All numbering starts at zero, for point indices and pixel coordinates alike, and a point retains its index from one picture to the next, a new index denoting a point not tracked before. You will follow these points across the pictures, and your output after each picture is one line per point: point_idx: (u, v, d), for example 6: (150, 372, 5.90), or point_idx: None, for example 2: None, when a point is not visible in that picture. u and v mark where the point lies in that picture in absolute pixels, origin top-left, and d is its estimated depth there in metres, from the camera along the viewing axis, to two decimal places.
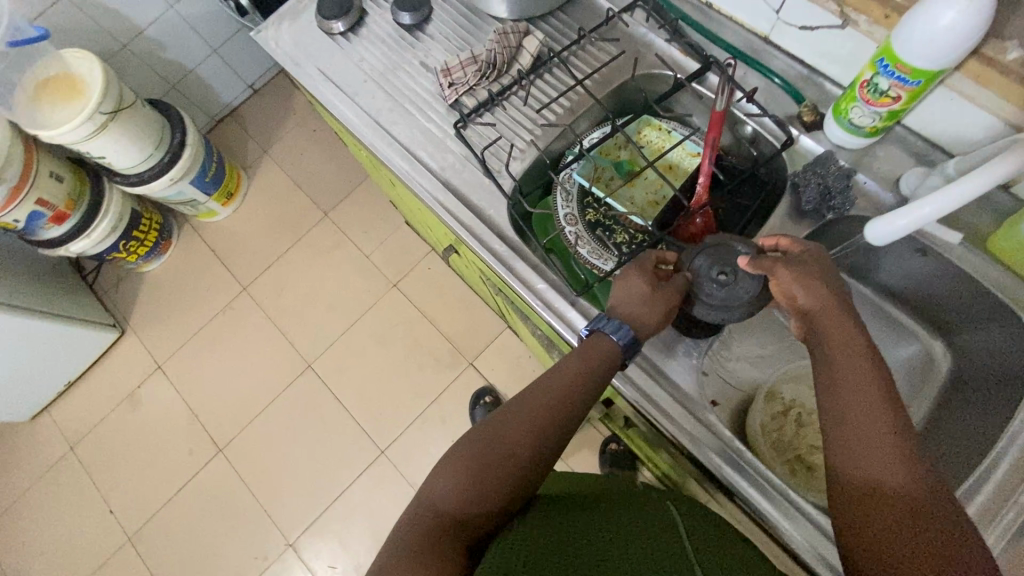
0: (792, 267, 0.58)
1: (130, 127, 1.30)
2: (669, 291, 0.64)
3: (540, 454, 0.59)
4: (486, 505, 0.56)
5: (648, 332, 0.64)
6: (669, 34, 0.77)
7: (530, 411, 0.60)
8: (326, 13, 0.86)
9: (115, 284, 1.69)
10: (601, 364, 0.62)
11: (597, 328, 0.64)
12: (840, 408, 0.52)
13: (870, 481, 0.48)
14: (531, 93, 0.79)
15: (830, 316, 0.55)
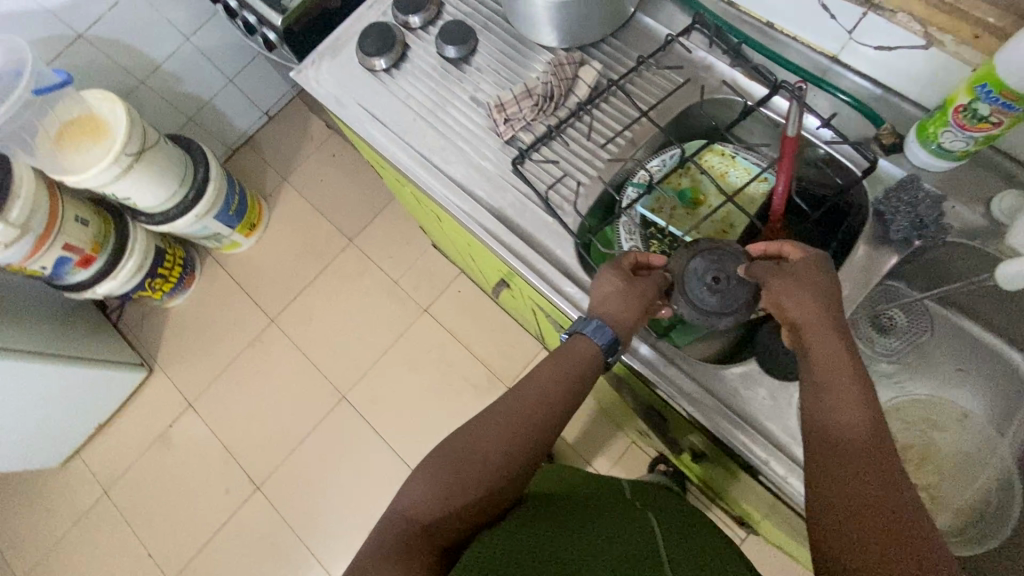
0: (781, 280, 0.57)
1: (154, 167, 1.27)
2: (646, 290, 0.64)
3: (520, 467, 0.60)
4: (459, 514, 0.58)
5: (627, 333, 0.64)
6: (732, 58, 0.74)
7: (511, 423, 0.61)
8: (368, 49, 0.82)
9: (139, 322, 1.67)
10: (581, 369, 0.63)
11: (576, 329, 0.65)
12: (825, 401, 0.52)
13: (847, 470, 0.47)
14: (589, 124, 0.76)
15: (818, 322, 0.54)
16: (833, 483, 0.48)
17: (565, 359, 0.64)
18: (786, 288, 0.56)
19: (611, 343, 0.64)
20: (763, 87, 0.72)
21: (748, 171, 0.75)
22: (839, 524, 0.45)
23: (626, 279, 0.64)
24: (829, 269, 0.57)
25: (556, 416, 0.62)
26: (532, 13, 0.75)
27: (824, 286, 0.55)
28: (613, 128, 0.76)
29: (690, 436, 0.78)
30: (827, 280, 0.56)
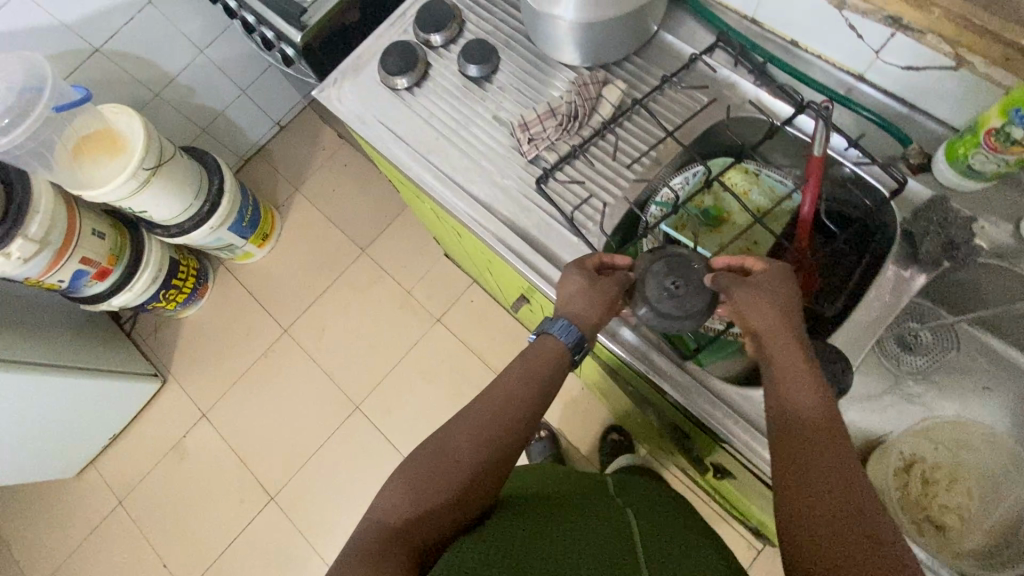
0: (741, 293, 0.58)
1: (169, 180, 1.28)
2: (608, 292, 0.65)
3: (494, 468, 0.61)
4: (438, 513, 0.58)
5: (591, 332, 0.66)
6: (757, 77, 0.74)
7: (485, 423, 0.63)
8: (390, 68, 0.83)
9: (153, 332, 1.67)
10: (547, 369, 0.65)
11: (544, 330, 0.67)
12: (788, 410, 0.53)
13: (809, 475, 0.49)
14: (613, 143, 0.76)
15: (778, 330, 0.56)
16: (796, 486, 0.49)
17: (534, 360, 0.66)
18: (747, 299, 0.58)
19: (578, 343, 0.66)
20: (788, 106, 0.72)
21: (772, 188, 0.75)
22: (803, 530, 0.46)
23: (590, 281, 0.65)
24: (790, 285, 0.58)
25: (528, 417, 0.64)
26: (556, 33, 0.75)
27: (782, 300, 0.57)
28: (637, 147, 0.76)
29: (718, 456, 0.78)
30: (786, 294, 0.58)
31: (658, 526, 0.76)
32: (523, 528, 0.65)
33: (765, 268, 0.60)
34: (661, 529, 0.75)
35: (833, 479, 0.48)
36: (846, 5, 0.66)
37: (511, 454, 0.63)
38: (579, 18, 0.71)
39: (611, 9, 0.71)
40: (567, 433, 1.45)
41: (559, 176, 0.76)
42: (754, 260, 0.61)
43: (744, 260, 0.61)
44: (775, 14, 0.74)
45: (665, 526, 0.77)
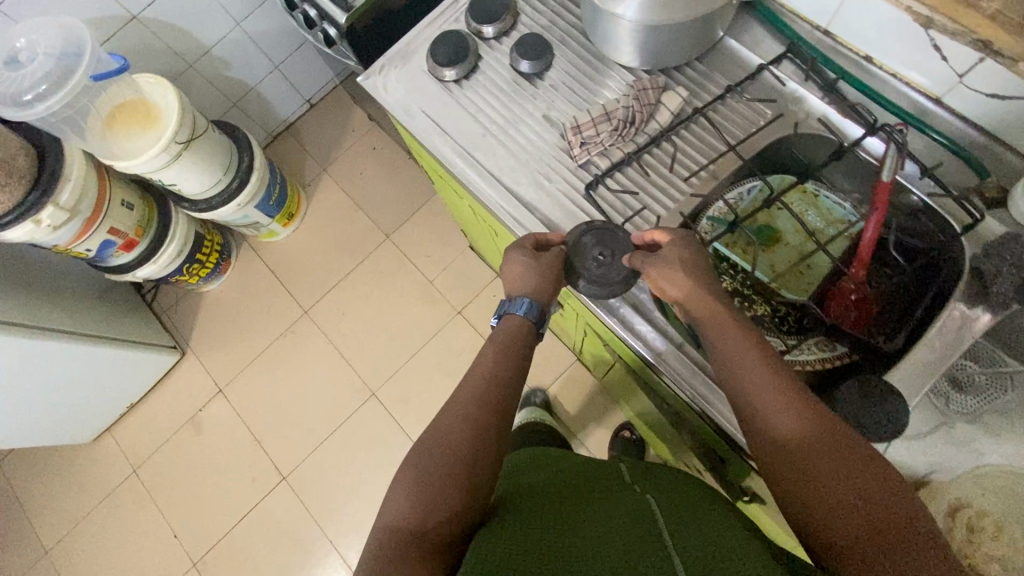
0: (658, 264, 0.65)
1: (199, 155, 1.26)
2: (553, 265, 0.69)
3: (480, 455, 0.60)
4: (451, 500, 0.57)
5: (548, 304, 0.69)
6: (825, 92, 0.71)
7: (462, 416, 0.62)
8: (440, 59, 0.80)
9: (173, 304, 1.67)
10: (517, 341, 0.68)
11: (503, 313, 0.70)
12: (734, 367, 0.59)
13: (790, 436, 0.54)
14: (667, 152, 0.73)
15: (698, 295, 0.62)
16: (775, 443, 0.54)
17: (501, 346, 0.67)
18: (673, 284, 0.64)
19: (539, 316, 0.69)
20: (858, 127, 0.69)
21: (830, 210, 0.72)
22: (802, 475, 0.52)
23: (533, 258, 0.69)
24: (694, 247, 0.65)
25: (500, 401, 0.63)
26: (616, 32, 0.72)
27: (690, 262, 0.64)
28: (693, 157, 0.72)
29: (751, 482, 0.77)
30: (696, 257, 0.65)
31: (683, 487, 0.70)
32: (531, 517, 0.62)
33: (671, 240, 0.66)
34: (690, 490, 0.69)
35: (817, 452, 0.52)
36: (934, 24, 0.62)
37: (493, 440, 0.61)
38: (645, 21, 0.68)
39: (679, 12, 0.67)
40: (581, 435, 1.44)
41: (610, 184, 0.73)
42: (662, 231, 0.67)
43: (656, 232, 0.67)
44: (851, 27, 0.70)
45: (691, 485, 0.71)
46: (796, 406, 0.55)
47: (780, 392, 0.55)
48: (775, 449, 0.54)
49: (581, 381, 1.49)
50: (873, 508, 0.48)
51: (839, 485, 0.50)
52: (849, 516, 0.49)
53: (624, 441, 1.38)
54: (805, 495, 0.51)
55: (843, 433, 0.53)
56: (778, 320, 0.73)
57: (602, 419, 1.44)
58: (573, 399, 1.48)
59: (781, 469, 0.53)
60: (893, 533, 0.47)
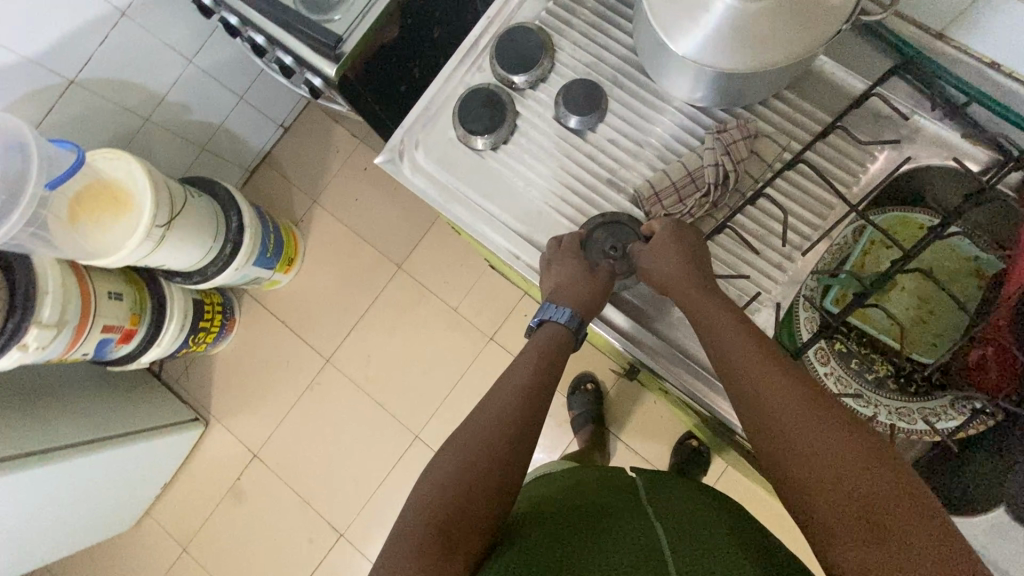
0: (695, 302, 0.57)
1: (184, 231, 1.11)
2: (603, 279, 0.62)
3: (507, 484, 0.53)
4: (482, 502, 0.52)
5: (592, 313, 0.62)
6: (948, 115, 0.59)
7: (484, 431, 0.56)
8: (472, 126, 0.67)
9: (184, 373, 1.57)
10: (553, 352, 0.62)
11: (541, 322, 0.64)
12: (719, 343, 0.55)
13: (771, 407, 0.50)
14: (764, 211, 0.62)
15: (679, 281, 0.58)
16: (757, 414, 0.50)
17: (535, 358, 0.61)
18: (662, 271, 0.59)
19: (578, 325, 0.63)
20: (993, 158, 0.58)
21: (957, 248, 0.64)
22: (785, 446, 0.48)
23: (564, 259, 0.62)
24: (685, 240, 0.60)
25: (531, 424, 0.57)
26: (689, 75, 0.60)
27: (678, 249, 0.59)
28: (795, 213, 0.62)
29: None
30: (690, 247, 0.60)
31: (703, 510, 0.62)
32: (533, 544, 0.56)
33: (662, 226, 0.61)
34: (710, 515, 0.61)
35: (804, 422, 0.48)
36: None
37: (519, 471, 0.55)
38: (730, 66, 0.56)
39: (778, 50, 0.54)
40: (641, 448, 1.39)
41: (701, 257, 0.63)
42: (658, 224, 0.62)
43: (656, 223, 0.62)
44: (978, 28, 0.57)
45: (709, 506, 0.63)
46: (788, 381, 0.50)
47: (769, 365, 0.52)
48: (758, 422, 0.50)
49: (632, 393, 1.42)
50: (865, 489, 0.44)
51: (829, 463, 0.45)
52: (838, 497, 0.44)
53: (687, 449, 1.34)
54: (791, 475, 0.47)
55: (839, 411, 0.48)
56: (903, 381, 0.65)
57: (660, 430, 1.39)
58: (626, 413, 1.41)
59: (763, 442, 0.49)
60: (886, 514, 0.42)
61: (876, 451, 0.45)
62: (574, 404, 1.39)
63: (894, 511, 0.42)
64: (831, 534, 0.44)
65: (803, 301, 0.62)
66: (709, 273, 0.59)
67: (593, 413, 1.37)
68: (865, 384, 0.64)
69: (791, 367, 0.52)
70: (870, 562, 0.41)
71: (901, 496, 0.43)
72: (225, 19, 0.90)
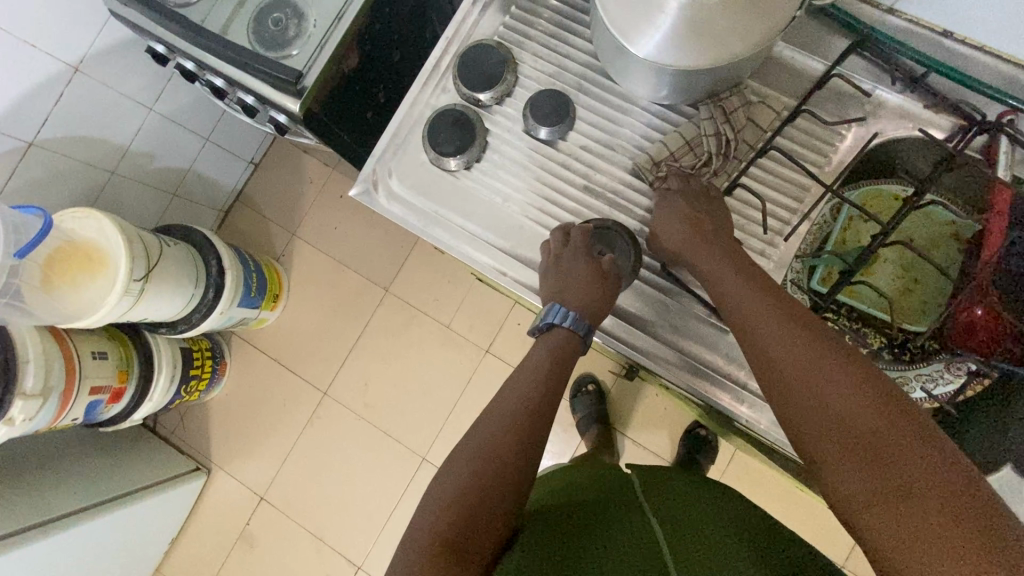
0: (713, 257, 0.58)
1: (162, 282, 1.09)
2: (596, 281, 0.61)
3: (515, 498, 0.53)
4: (492, 509, 0.52)
5: (591, 317, 0.61)
6: (908, 87, 0.60)
7: (490, 443, 0.55)
8: (442, 148, 0.66)
9: (180, 423, 1.54)
10: (561, 356, 0.61)
11: (549, 326, 0.62)
12: (724, 294, 0.56)
13: (772, 348, 0.50)
14: (741, 199, 0.63)
15: (684, 239, 0.59)
16: (761, 355, 0.51)
17: (543, 365, 0.60)
18: (668, 233, 0.61)
19: (580, 330, 0.61)
20: (956, 125, 0.59)
21: (933, 214, 0.65)
22: (786, 384, 0.48)
23: (572, 258, 0.62)
24: (696, 203, 0.60)
25: (540, 435, 0.56)
26: (652, 76, 0.60)
27: (690, 212, 0.60)
28: (772, 199, 0.62)
29: None
30: (702, 209, 0.60)
31: (709, 503, 0.63)
32: (547, 536, 0.56)
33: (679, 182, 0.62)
34: (713, 511, 0.61)
35: (805, 360, 0.48)
36: None
37: (527, 483, 0.54)
38: (690, 63, 0.56)
39: (737, 42, 0.55)
40: (649, 443, 1.39)
41: None
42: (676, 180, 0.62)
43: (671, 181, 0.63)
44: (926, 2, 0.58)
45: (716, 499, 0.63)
46: (790, 323, 0.51)
47: (771, 309, 0.52)
48: (762, 363, 0.51)
49: (633, 389, 1.42)
50: (859, 417, 0.44)
51: (823, 391, 0.46)
52: (832, 422, 0.45)
53: (695, 439, 1.34)
54: (791, 409, 0.48)
55: (843, 348, 0.48)
56: (896, 351, 0.65)
57: (666, 423, 1.39)
58: (631, 410, 1.41)
59: (766, 381, 0.50)
60: (881, 438, 0.42)
61: (874, 380, 0.45)
62: (579, 407, 1.39)
63: (887, 434, 0.42)
64: (830, 463, 0.44)
65: (791, 285, 0.63)
66: (722, 221, 0.60)
67: (598, 414, 1.36)
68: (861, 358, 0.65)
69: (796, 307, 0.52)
70: (860, 482, 0.42)
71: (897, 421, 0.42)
72: (181, 64, 0.88)
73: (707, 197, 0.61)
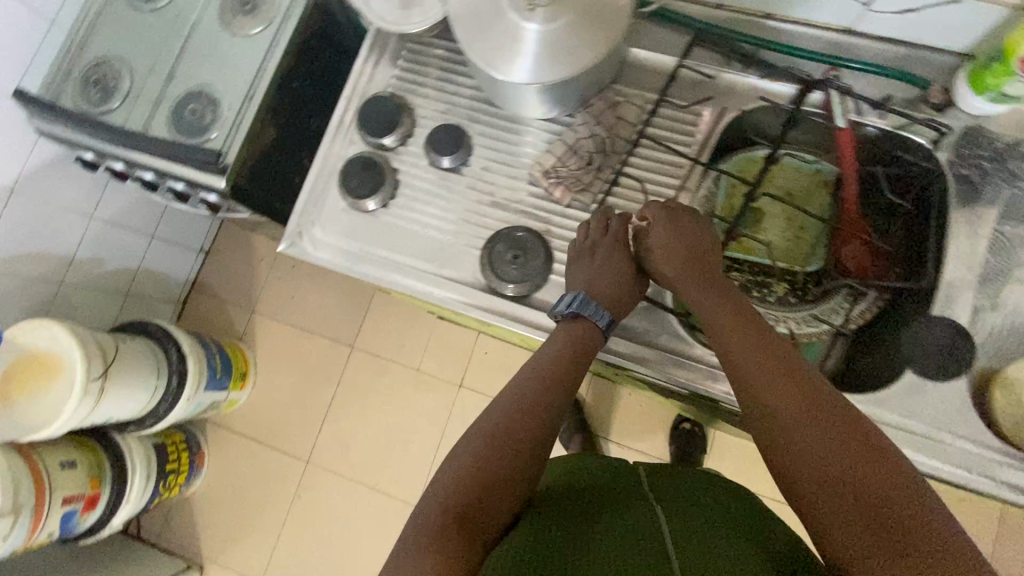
0: (716, 274, 0.62)
1: (124, 379, 1.11)
2: (620, 272, 0.65)
3: (526, 478, 0.56)
4: (501, 492, 0.54)
5: (614, 305, 0.65)
6: (749, 66, 0.69)
7: (507, 434, 0.57)
8: (357, 192, 0.72)
9: (164, 524, 1.50)
10: (580, 348, 0.63)
11: (574, 315, 0.64)
12: (726, 351, 0.56)
13: (777, 409, 0.50)
14: (631, 185, 0.70)
15: (682, 282, 0.62)
16: (768, 410, 0.51)
17: (565, 357, 0.62)
18: (668, 262, 0.63)
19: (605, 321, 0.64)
20: (794, 88, 0.67)
21: (798, 167, 0.73)
22: (791, 444, 0.49)
23: (611, 248, 0.66)
24: (696, 222, 0.64)
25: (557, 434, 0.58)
26: (527, 95, 0.67)
27: (691, 232, 0.64)
28: (657, 181, 0.69)
29: None
30: (698, 228, 0.64)
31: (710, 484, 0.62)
32: (544, 536, 0.54)
33: (684, 211, 0.65)
34: (709, 491, 0.61)
35: (811, 426, 0.48)
36: None
37: (539, 466, 0.57)
38: (553, 77, 0.64)
39: (588, 54, 0.63)
40: (634, 444, 1.42)
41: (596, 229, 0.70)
42: (678, 208, 0.65)
43: (673, 204, 0.66)
44: None
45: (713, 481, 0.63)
46: (795, 385, 0.51)
47: (776, 371, 0.52)
48: (764, 421, 0.51)
49: (608, 395, 1.45)
50: (863, 491, 0.44)
51: (829, 459, 0.46)
52: (831, 486, 0.45)
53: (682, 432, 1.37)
54: (794, 471, 0.48)
55: (849, 418, 0.48)
56: (799, 293, 0.72)
57: (646, 419, 1.42)
58: (609, 414, 1.44)
59: (768, 438, 0.50)
60: (889, 511, 0.43)
61: (874, 448, 0.46)
62: None
63: (897, 509, 0.42)
64: (830, 530, 0.44)
65: None
66: (716, 266, 0.63)
67: (577, 424, 1.39)
68: (770, 306, 0.71)
69: (795, 365, 0.53)
70: (866, 552, 0.42)
71: (900, 493, 0.43)
72: (109, 167, 0.93)
73: (700, 225, 0.65)
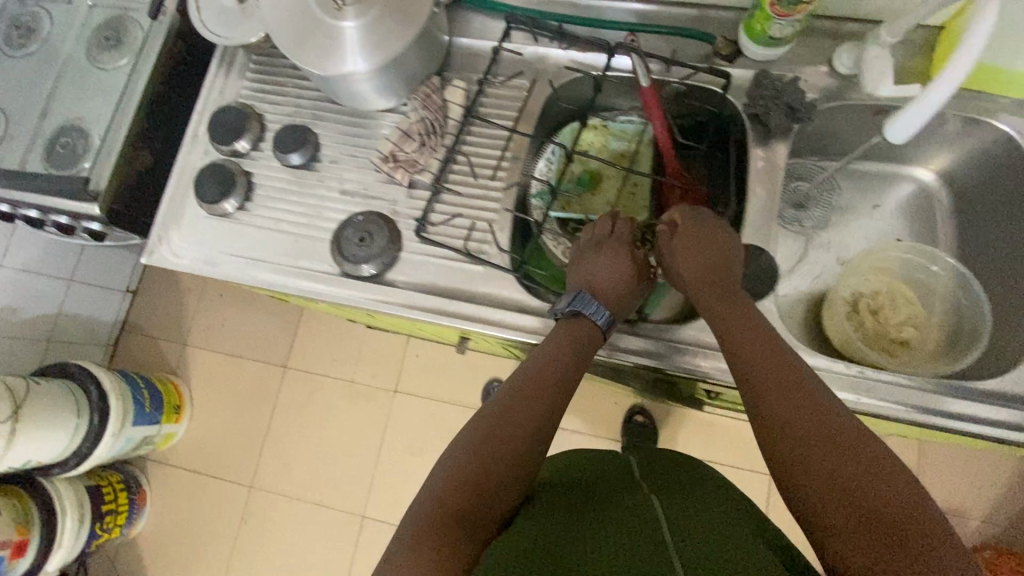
0: (731, 279, 0.62)
1: (42, 420, 1.12)
2: (626, 274, 0.65)
3: (523, 474, 0.52)
4: (495, 492, 0.50)
5: (613, 304, 0.64)
6: (561, 40, 0.75)
7: (501, 432, 0.53)
8: (210, 197, 0.76)
9: (111, 569, 1.48)
10: (579, 345, 0.61)
11: (574, 313, 0.63)
12: (736, 359, 0.55)
13: (783, 414, 0.49)
14: (466, 160, 0.75)
15: (693, 286, 0.62)
16: (776, 413, 0.49)
17: (565, 356, 0.60)
18: (686, 265, 0.63)
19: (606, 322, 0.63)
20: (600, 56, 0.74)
21: (626, 130, 0.78)
22: (794, 447, 0.47)
23: (618, 247, 0.67)
24: (717, 231, 0.64)
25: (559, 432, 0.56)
26: (352, 87, 0.71)
27: (707, 236, 0.64)
28: (491, 154, 0.74)
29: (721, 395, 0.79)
30: (716, 237, 0.64)
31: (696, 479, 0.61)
32: (546, 530, 0.51)
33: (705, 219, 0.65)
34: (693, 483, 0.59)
35: (818, 435, 0.46)
36: None
37: (535, 463, 0.54)
38: (366, 67, 0.68)
39: (396, 42, 0.67)
40: None
41: (437, 205, 0.74)
42: (698, 216, 0.65)
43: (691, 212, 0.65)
44: None
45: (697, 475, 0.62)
46: (805, 395, 0.49)
47: (790, 382, 0.50)
48: (767, 426, 0.49)
49: None
50: (865, 499, 0.42)
51: (831, 468, 0.44)
52: (830, 492, 0.43)
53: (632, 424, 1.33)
54: (795, 477, 0.46)
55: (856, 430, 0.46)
56: None
57: None
58: None
59: (770, 441, 0.48)
60: (888, 519, 0.41)
61: (878, 461, 0.44)
62: None
63: (894, 508, 0.41)
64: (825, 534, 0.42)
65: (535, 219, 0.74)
66: (730, 277, 0.62)
67: None
68: None
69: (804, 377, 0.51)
70: (858, 550, 0.40)
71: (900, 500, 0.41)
72: None
73: (720, 236, 0.64)
